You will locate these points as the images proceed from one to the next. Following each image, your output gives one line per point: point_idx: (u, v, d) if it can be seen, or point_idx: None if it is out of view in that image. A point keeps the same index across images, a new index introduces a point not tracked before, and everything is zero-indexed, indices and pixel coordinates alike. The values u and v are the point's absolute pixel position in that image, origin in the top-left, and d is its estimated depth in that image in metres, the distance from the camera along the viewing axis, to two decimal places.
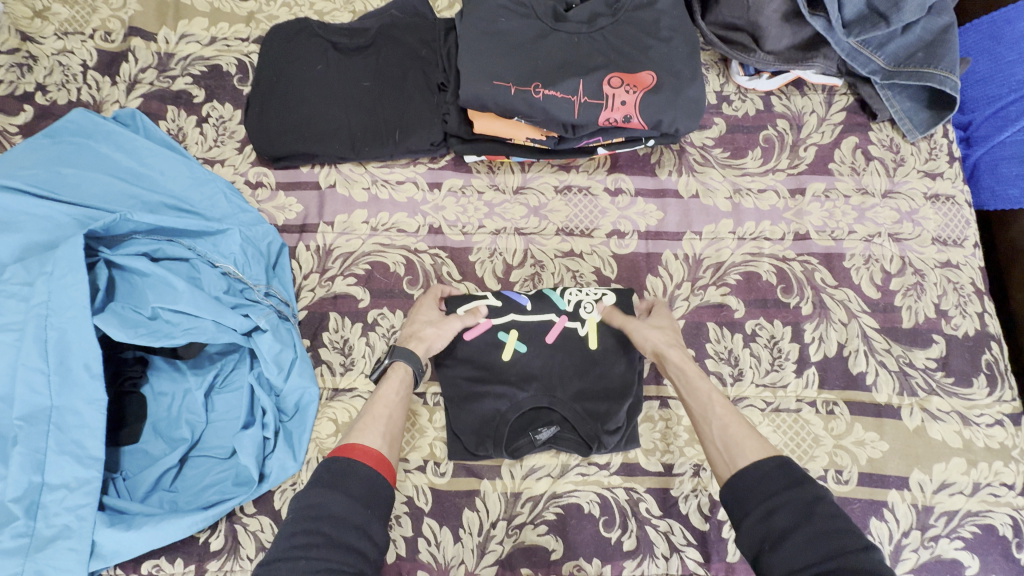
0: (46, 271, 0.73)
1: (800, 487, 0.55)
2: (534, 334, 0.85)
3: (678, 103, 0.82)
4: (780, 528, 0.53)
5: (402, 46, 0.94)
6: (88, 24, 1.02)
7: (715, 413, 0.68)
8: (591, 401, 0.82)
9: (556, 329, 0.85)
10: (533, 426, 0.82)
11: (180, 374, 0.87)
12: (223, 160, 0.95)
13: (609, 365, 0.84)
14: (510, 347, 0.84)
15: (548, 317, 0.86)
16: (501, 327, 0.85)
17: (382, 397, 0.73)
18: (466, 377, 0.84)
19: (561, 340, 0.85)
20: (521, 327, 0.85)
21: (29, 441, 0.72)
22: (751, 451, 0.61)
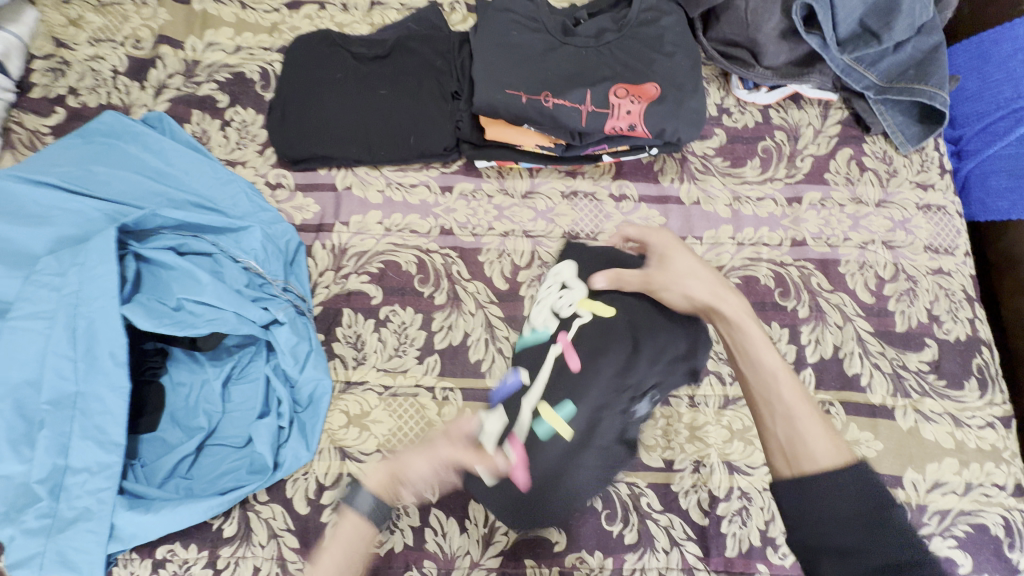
0: (78, 262, 0.77)
1: (882, 509, 0.51)
2: (563, 380, 0.75)
3: (680, 114, 0.87)
4: (847, 545, 0.50)
5: (418, 56, 0.99)
6: (119, 32, 1.07)
7: (788, 406, 0.60)
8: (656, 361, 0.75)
9: (574, 354, 0.75)
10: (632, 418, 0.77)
11: (199, 365, 0.90)
12: (244, 162, 0.99)
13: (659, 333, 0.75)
14: (560, 421, 0.72)
15: (551, 359, 0.77)
16: (534, 424, 0.72)
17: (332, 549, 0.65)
18: None
19: (594, 346, 0.74)
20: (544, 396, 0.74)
21: (55, 425, 0.75)
22: (822, 454, 0.56)
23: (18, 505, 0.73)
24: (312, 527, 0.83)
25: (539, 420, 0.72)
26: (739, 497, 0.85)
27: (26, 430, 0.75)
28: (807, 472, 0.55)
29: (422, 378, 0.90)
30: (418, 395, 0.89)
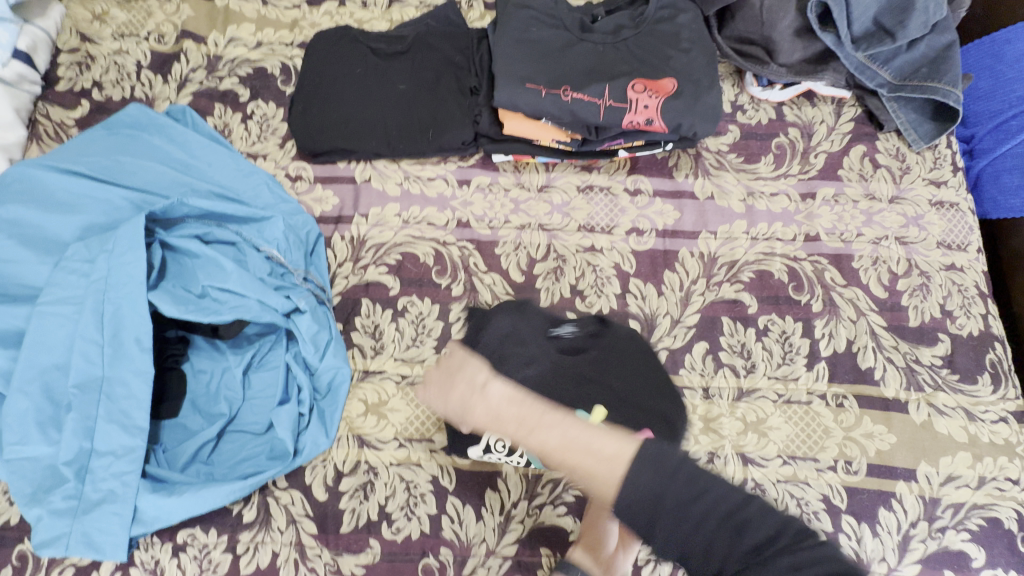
0: (106, 249, 0.78)
1: (650, 489, 0.52)
2: (564, 415, 0.74)
3: (697, 109, 0.88)
4: (694, 517, 0.51)
5: (437, 52, 1.01)
6: (143, 27, 1.09)
7: (553, 435, 0.60)
8: (533, 342, 0.80)
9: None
10: (578, 346, 0.82)
11: (220, 353, 0.91)
12: (265, 154, 1.01)
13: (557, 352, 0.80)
14: None
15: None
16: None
17: None
18: None
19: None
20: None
21: (82, 408, 0.76)
22: (603, 449, 0.57)
23: (46, 486, 0.75)
24: (331, 513, 0.84)
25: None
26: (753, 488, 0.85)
27: (54, 413, 0.76)
28: (619, 479, 0.54)
29: None
30: None
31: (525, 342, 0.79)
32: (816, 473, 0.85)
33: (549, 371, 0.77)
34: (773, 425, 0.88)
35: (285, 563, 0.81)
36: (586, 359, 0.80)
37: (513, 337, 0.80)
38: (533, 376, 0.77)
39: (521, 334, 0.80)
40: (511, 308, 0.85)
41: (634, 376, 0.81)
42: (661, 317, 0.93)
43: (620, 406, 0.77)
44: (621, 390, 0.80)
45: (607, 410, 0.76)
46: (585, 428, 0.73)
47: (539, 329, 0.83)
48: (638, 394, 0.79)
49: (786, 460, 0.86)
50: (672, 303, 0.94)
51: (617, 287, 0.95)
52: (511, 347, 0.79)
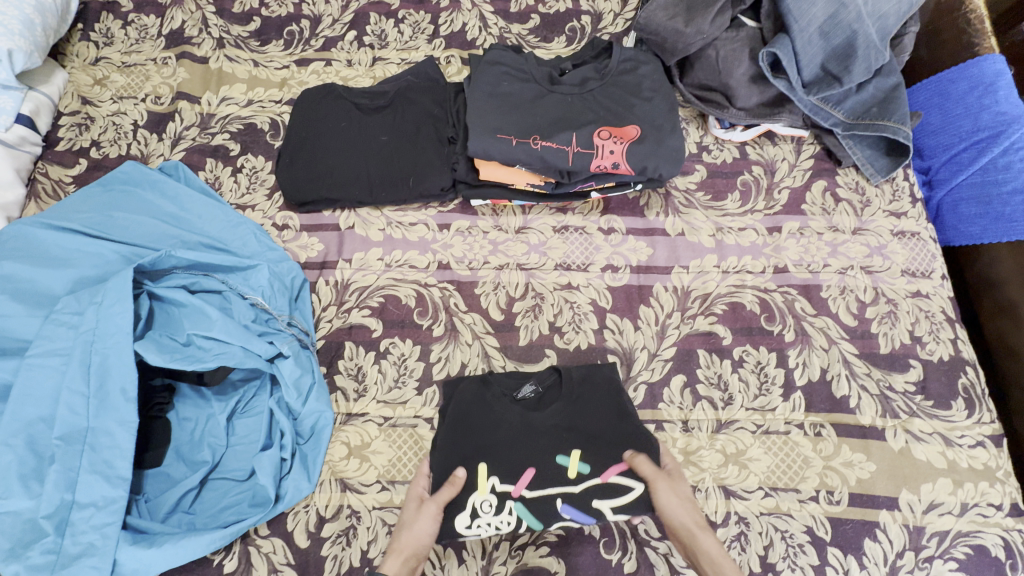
0: (95, 301, 0.81)
1: None
2: (544, 464, 0.81)
3: (660, 152, 0.93)
4: None
5: (417, 105, 1.07)
6: (141, 89, 1.16)
7: None
8: (497, 403, 0.86)
9: (522, 480, 0.80)
10: (542, 403, 0.87)
11: (205, 400, 0.92)
12: (254, 206, 1.06)
13: (511, 410, 0.85)
14: (574, 468, 0.81)
15: (541, 491, 0.80)
16: (592, 473, 0.80)
17: None
18: (476, 403, 0.86)
19: (511, 468, 0.81)
20: (564, 481, 0.80)
21: (65, 460, 0.77)
22: None
23: (24, 541, 0.74)
24: (312, 560, 0.83)
25: (582, 471, 0.81)
26: (737, 522, 0.84)
27: (36, 465, 0.77)
28: None
29: (422, 409, 0.92)
30: (417, 427, 0.91)
31: (492, 406, 0.86)
32: (799, 504, 0.85)
33: (516, 423, 0.84)
34: (752, 456, 0.88)
35: None
36: (547, 408, 0.85)
37: (481, 404, 0.86)
38: (504, 433, 0.83)
39: (486, 400, 0.86)
40: (476, 380, 0.90)
41: (602, 416, 0.85)
42: (639, 351, 0.95)
43: (586, 439, 0.83)
44: (585, 431, 0.84)
45: (580, 449, 0.82)
46: (569, 469, 0.81)
47: (503, 391, 0.89)
48: (601, 425, 0.84)
49: (767, 492, 0.86)
50: (649, 337, 0.96)
51: (594, 323, 0.98)
52: (479, 413, 0.85)
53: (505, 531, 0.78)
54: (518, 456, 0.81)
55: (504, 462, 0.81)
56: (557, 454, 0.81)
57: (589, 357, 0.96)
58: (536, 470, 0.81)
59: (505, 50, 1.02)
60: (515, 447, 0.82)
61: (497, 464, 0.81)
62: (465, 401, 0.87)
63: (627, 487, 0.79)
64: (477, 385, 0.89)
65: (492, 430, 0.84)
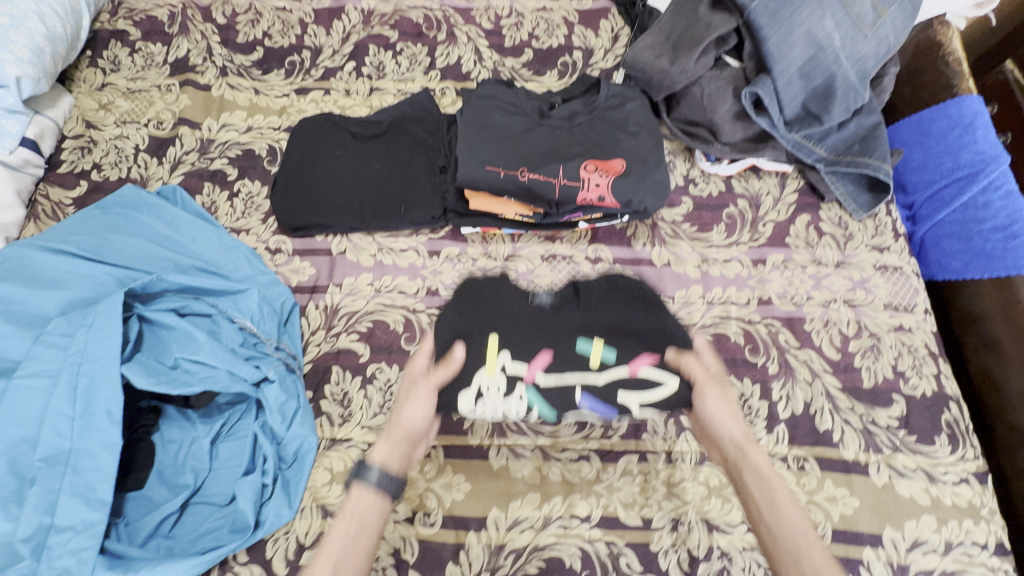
0: (86, 323, 0.82)
1: None
2: (564, 350, 0.83)
3: (644, 186, 0.95)
4: None
5: (411, 135, 1.10)
6: (144, 114, 1.19)
7: (775, 510, 0.68)
8: (513, 301, 0.89)
9: (538, 364, 0.81)
10: (563, 300, 0.90)
11: (190, 423, 0.92)
12: (248, 229, 1.08)
13: (523, 301, 0.89)
14: (598, 356, 0.83)
15: (560, 377, 0.81)
16: (614, 363, 0.82)
17: (354, 513, 0.71)
18: (496, 304, 0.89)
19: (526, 350, 0.82)
20: (587, 369, 0.82)
21: (45, 482, 0.77)
22: None
23: None
24: None
25: (605, 361, 0.83)
26: (719, 556, 0.84)
27: (16, 487, 0.76)
28: None
29: None
30: None
31: (509, 300, 0.89)
32: None
33: (531, 310, 0.87)
34: (736, 489, 0.88)
35: None
36: (564, 307, 0.88)
37: (499, 299, 0.89)
38: (524, 314, 0.86)
39: (504, 293, 0.91)
40: (490, 284, 0.93)
41: (629, 312, 0.88)
42: None
43: (607, 329, 0.85)
44: (603, 319, 0.86)
45: (603, 335, 0.84)
46: (591, 357, 0.83)
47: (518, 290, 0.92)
48: (623, 324, 0.86)
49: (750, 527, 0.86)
50: None
51: None
52: (497, 307, 0.88)
53: (512, 419, 0.81)
54: (534, 338, 0.84)
55: (519, 342, 0.83)
56: (579, 341, 0.84)
57: None
58: (554, 351, 0.83)
59: (496, 84, 1.06)
60: (531, 329, 0.84)
61: (511, 345, 0.83)
62: (480, 296, 0.91)
63: (658, 381, 0.81)
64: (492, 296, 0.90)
65: (511, 310, 0.87)
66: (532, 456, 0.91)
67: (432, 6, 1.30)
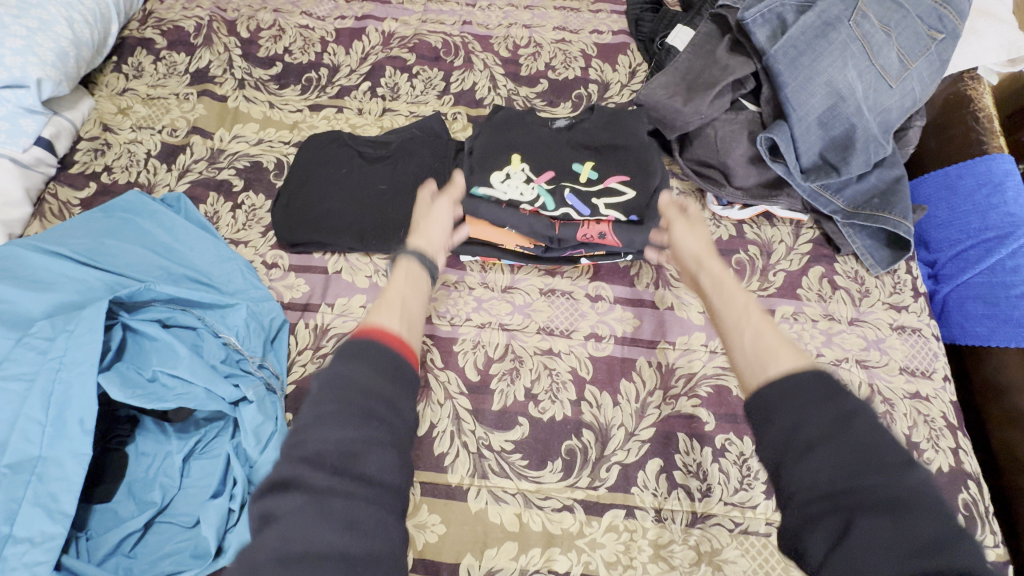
0: (69, 329, 0.82)
1: (834, 401, 0.58)
2: (562, 169, 0.96)
3: (649, 226, 0.93)
4: (808, 441, 0.57)
5: (418, 158, 1.09)
6: (160, 121, 1.21)
7: (749, 330, 0.74)
8: (535, 125, 1.02)
9: (543, 176, 0.95)
10: (576, 124, 1.03)
11: (166, 436, 0.90)
12: (247, 242, 1.07)
13: (541, 129, 1.02)
14: (586, 173, 0.95)
15: (556, 183, 0.95)
16: (597, 179, 0.95)
17: (395, 287, 0.82)
18: (529, 118, 1.03)
19: (537, 163, 0.96)
20: (576, 181, 0.95)
21: (7, 490, 0.74)
22: (789, 364, 0.65)
23: None
24: None
25: (592, 177, 0.95)
26: None
27: None
28: (774, 377, 0.64)
29: None
30: None
31: (531, 121, 1.02)
32: None
33: (548, 138, 1.00)
34: (728, 558, 0.82)
35: None
36: (578, 133, 1.01)
37: (524, 119, 1.03)
38: (536, 143, 0.99)
39: (528, 115, 1.04)
40: (515, 111, 1.05)
41: (623, 138, 0.99)
42: (616, 428, 0.91)
43: (604, 157, 0.97)
44: (605, 149, 0.98)
45: (591, 159, 0.97)
46: (581, 175, 0.95)
47: (542, 118, 1.05)
48: (614, 151, 0.98)
49: None
50: (627, 414, 0.93)
51: (572, 393, 0.94)
52: (517, 121, 1.02)
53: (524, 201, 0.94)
54: (542, 160, 0.97)
55: (531, 154, 0.97)
56: (572, 163, 0.97)
57: (563, 429, 0.92)
58: (553, 173, 0.96)
59: (516, 111, 1.05)
60: (540, 154, 0.97)
61: (524, 156, 0.97)
62: (507, 116, 1.03)
63: (623, 191, 0.93)
64: (517, 116, 1.04)
65: (528, 133, 1.00)
66: (513, 502, 0.87)
67: (452, 32, 1.32)
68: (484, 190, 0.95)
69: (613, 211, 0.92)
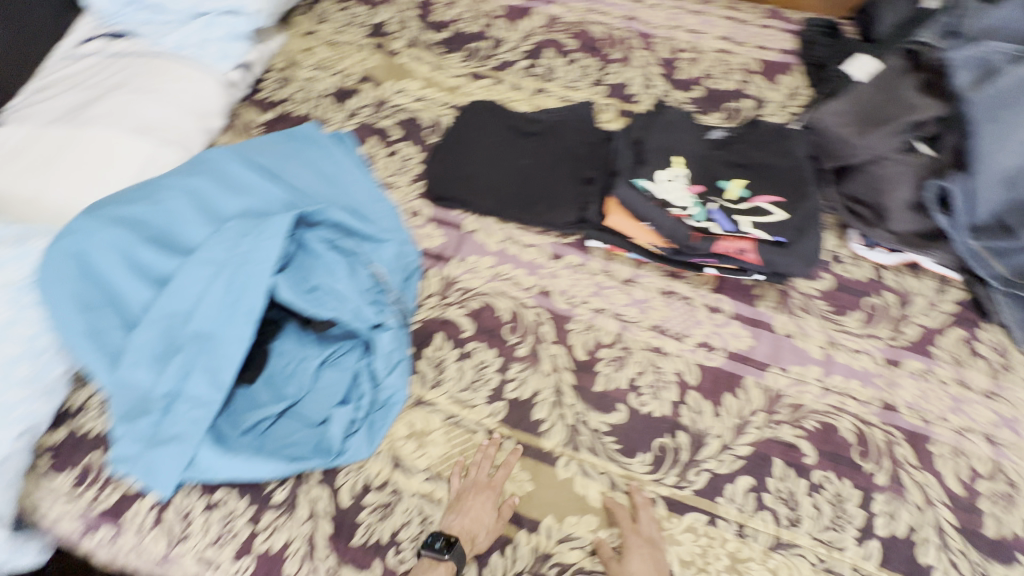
0: (254, 232, 0.93)
1: None
2: (712, 185, 1.00)
3: (795, 252, 0.92)
4: None
5: (562, 142, 1.13)
6: (337, 65, 1.33)
7: None
8: (691, 133, 1.06)
9: (694, 185, 1.00)
10: (730, 139, 1.05)
11: (305, 343, 1.00)
12: (396, 187, 1.17)
13: (695, 138, 1.05)
14: (734, 192, 0.98)
15: (705, 198, 0.99)
16: (747, 197, 0.97)
17: None
18: (687, 127, 1.07)
19: (698, 171, 1.01)
20: (724, 198, 0.98)
21: (188, 355, 0.89)
22: None
23: (138, 410, 0.87)
24: (347, 522, 0.89)
25: (740, 196, 0.97)
26: None
27: (166, 351, 0.90)
28: None
29: (485, 418, 0.96)
30: (475, 434, 0.94)
31: (687, 129, 1.07)
32: None
33: (703, 149, 1.04)
34: None
35: (293, 553, 0.87)
36: (730, 150, 1.03)
37: (682, 125, 1.07)
38: (690, 152, 1.03)
39: (687, 122, 1.08)
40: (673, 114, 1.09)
41: (778, 158, 1.00)
42: (712, 437, 0.93)
43: (758, 175, 0.99)
44: (759, 168, 1.00)
45: (742, 176, 0.99)
46: (728, 191, 0.98)
47: (697, 127, 1.08)
48: (769, 170, 0.99)
49: None
50: (726, 427, 0.94)
51: (674, 394, 0.96)
52: (681, 124, 1.07)
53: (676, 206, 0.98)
54: (696, 172, 1.01)
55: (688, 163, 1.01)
56: (721, 180, 1.00)
57: (660, 426, 0.94)
58: (704, 187, 1.00)
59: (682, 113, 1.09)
60: (696, 165, 1.02)
61: (687, 160, 1.02)
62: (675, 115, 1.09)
63: (771, 212, 0.95)
64: (678, 120, 1.08)
65: (687, 140, 1.05)
66: (599, 480, 0.91)
67: (616, 25, 1.34)
68: (644, 184, 1.01)
69: (759, 231, 0.94)
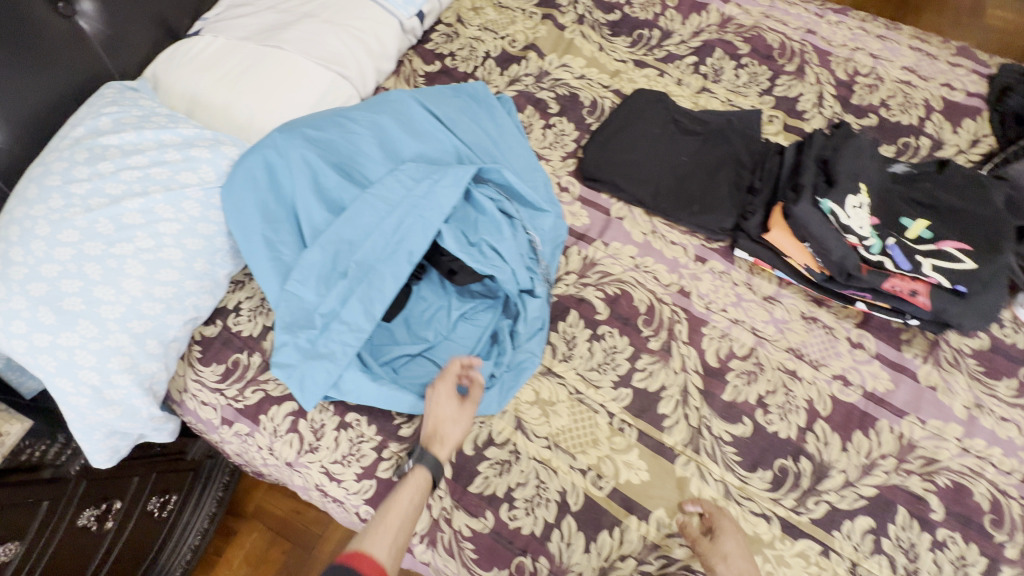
0: (433, 178, 0.97)
1: None
2: (893, 220, 0.99)
3: (968, 308, 0.92)
4: None
5: (730, 145, 1.12)
6: (504, 29, 1.35)
7: None
8: (876, 161, 1.05)
9: (873, 217, 0.99)
10: (915, 175, 1.05)
11: (445, 293, 1.04)
12: (549, 161, 1.18)
13: (877, 168, 1.04)
14: (917, 232, 0.97)
15: (884, 232, 0.98)
16: (930, 240, 0.96)
17: (397, 505, 0.80)
18: (874, 154, 1.05)
19: (880, 205, 1.00)
20: (904, 237, 0.97)
21: (352, 281, 0.93)
22: None
23: (299, 323, 0.92)
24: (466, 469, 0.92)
25: (923, 237, 0.97)
26: None
27: (331, 273, 0.94)
28: None
29: (609, 401, 0.97)
30: (598, 414, 0.96)
31: (872, 156, 1.05)
32: None
33: (886, 182, 1.03)
34: None
35: None
36: (915, 187, 1.02)
37: (867, 151, 1.05)
38: (872, 181, 1.02)
39: (872, 149, 1.05)
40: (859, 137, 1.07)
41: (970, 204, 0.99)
42: (836, 471, 0.92)
43: (942, 219, 0.98)
44: (949, 210, 0.98)
45: (925, 217, 0.99)
46: (909, 230, 0.98)
47: (880, 157, 1.07)
48: (959, 215, 0.98)
49: None
50: (852, 464, 0.92)
51: (802, 420, 0.95)
52: (868, 150, 1.05)
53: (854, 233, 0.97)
54: (876, 205, 1.00)
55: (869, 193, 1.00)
56: (902, 217, 0.99)
57: (784, 447, 0.93)
58: (881, 220, 0.99)
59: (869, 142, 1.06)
60: (876, 197, 1.01)
61: (869, 190, 1.01)
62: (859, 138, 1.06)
63: (959, 258, 0.93)
64: (864, 145, 1.05)
65: (872, 169, 1.03)
66: (714, 485, 0.91)
67: (793, 37, 1.30)
68: (829, 207, 0.98)
69: (939, 276, 0.93)
